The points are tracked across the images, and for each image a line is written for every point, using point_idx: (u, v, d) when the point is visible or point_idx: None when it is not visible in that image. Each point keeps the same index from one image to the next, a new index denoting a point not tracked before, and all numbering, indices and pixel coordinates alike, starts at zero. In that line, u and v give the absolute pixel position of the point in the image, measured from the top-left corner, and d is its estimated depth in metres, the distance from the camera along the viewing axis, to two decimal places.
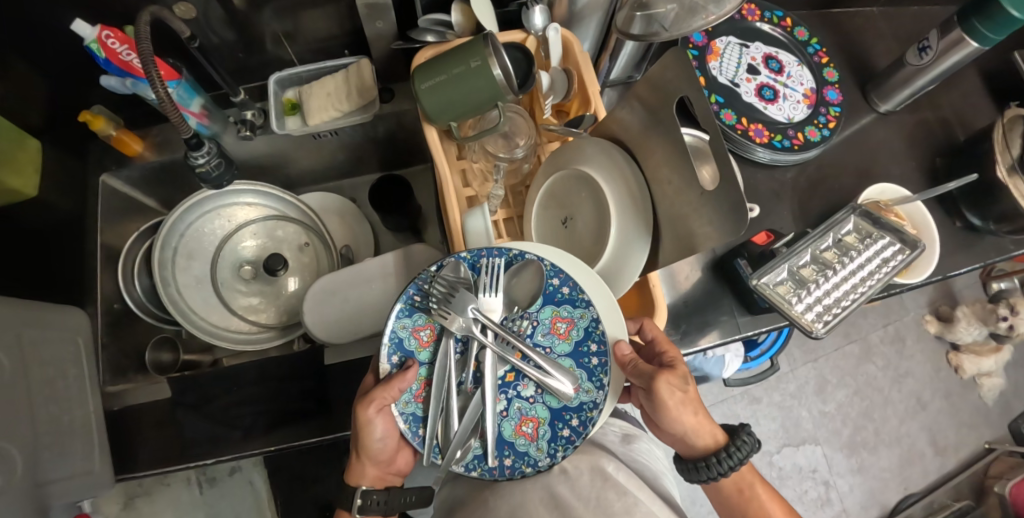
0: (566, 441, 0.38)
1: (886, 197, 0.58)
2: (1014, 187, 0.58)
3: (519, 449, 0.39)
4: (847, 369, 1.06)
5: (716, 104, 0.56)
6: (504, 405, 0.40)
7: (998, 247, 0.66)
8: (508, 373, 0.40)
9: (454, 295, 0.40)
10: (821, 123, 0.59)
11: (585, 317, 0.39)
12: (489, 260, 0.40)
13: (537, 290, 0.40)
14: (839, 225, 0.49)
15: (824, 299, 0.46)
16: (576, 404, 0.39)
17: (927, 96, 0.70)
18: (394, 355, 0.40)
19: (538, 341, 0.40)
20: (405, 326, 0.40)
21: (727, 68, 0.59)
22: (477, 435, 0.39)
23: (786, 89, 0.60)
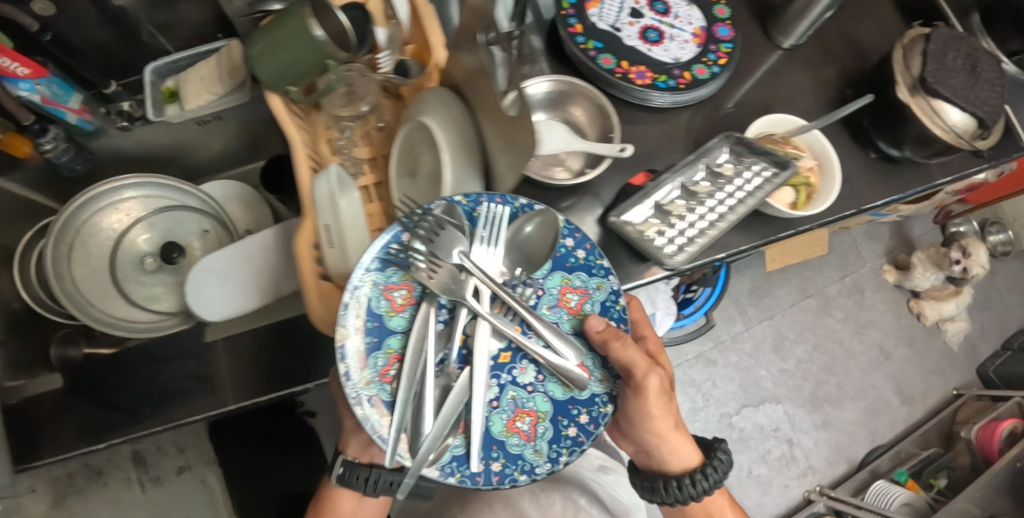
0: (572, 442, 0.41)
1: (781, 129, 0.56)
2: (917, 106, 0.56)
3: (510, 449, 0.40)
4: (805, 324, 1.04)
5: (594, 50, 0.55)
6: (497, 393, 0.41)
7: (918, 177, 0.64)
8: (502, 355, 0.42)
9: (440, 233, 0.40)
10: (710, 60, 0.58)
11: (601, 289, 0.44)
12: (487, 208, 0.42)
13: (542, 253, 0.43)
14: (711, 153, 0.47)
15: (688, 231, 0.45)
16: (587, 397, 0.42)
17: (836, 28, 0.68)
18: (365, 319, 0.39)
19: (547, 314, 0.43)
20: (376, 283, 0.39)
21: (607, 14, 0.58)
22: (458, 432, 0.39)
23: (672, 29, 0.58)
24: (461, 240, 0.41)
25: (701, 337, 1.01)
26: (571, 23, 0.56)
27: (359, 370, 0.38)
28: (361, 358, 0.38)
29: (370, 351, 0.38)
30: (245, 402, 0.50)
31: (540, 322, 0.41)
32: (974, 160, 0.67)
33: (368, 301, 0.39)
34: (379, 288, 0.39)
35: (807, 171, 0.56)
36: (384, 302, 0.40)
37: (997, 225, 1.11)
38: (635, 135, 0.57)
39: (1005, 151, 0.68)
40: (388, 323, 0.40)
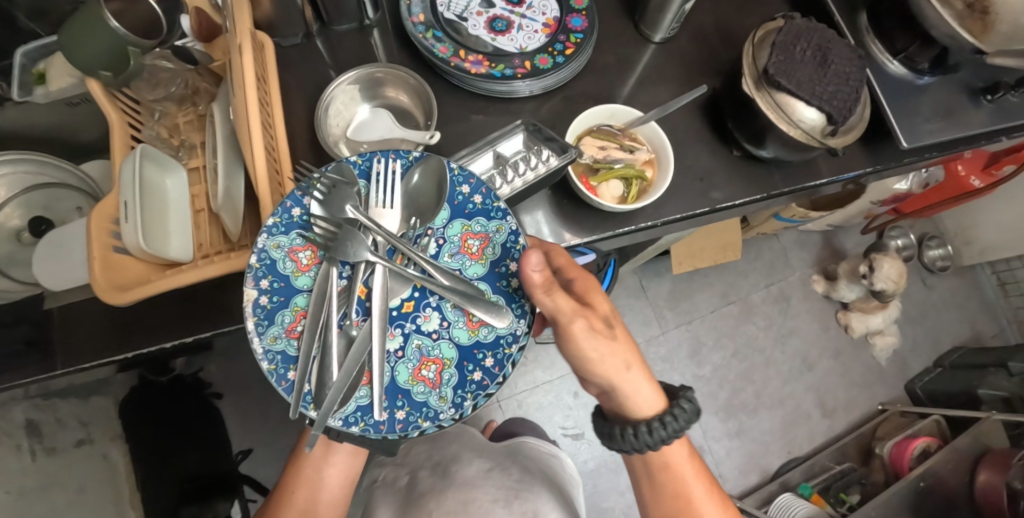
0: (476, 386, 0.40)
1: (616, 120, 0.55)
2: (761, 100, 0.54)
3: (415, 400, 0.39)
4: (724, 330, 1.02)
5: (432, 39, 0.56)
6: (400, 343, 0.41)
7: (784, 176, 0.62)
8: (406, 304, 0.41)
9: (336, 191, 0.42)
10: (556, 50, 0.58)
11: (500, 232, 0.43)
12: (383, 169, 0.43)
13: (436, 201, 0.43)
14: (500, 139, 0.46)
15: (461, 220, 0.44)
16: (492, 341, 0.41)
17: (714, 22, 0.67)
18: (263, 277, 0.39)
19: (449, 262, 0.43)
20: (279, 246, 0.40)
21: (456, 4, 0.58)
22: (362, 383, 0.39)
23: (523, 19, 0.59)
24: (357, 199, 0.42)
25: None
26: (414, 13, 0.57)
27: (265, 330, 0.38)
28: (268, 318, 0.38)
29: (276, 310, 0.39)
30: (72, 367, 0.54)
31: (434, 268, 0.41)
32: (853, 161, 0.65)
33: (271, 262, 0.39)
34: (283, 251, 0.40)
35: (643, 165, 0.54)
36: (289, 263, 0.40)
37: (936, 240, 1.11)
38: (475, 125, 0.58)
39: (886, 155, 0.66)
40: (294, 283, 0.40)
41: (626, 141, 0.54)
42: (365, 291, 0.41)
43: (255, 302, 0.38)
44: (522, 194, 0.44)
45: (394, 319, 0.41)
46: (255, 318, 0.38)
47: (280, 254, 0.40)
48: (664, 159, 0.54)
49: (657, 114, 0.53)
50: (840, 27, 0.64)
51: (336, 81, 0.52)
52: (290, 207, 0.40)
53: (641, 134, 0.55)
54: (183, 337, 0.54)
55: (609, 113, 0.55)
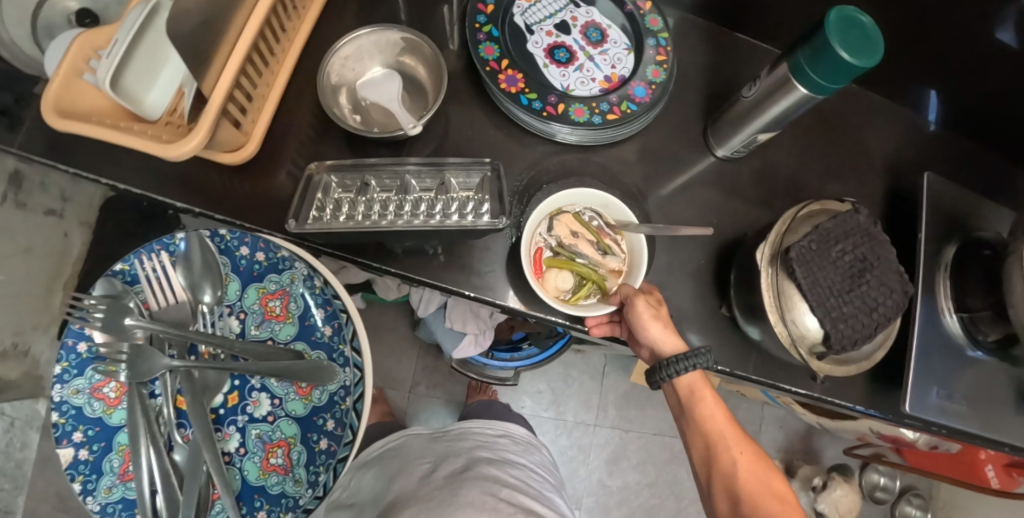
0: (324, 455, 0.53)
1: (608, 212, 0.50)
2: (764, 275, 0.47)
3: (269, 492, 0.54)
4: (654, 458, 0.98)
5: (485, 34, 0.52)
6: (244, 435, 0.55)
7: (764, 363, 0.54)
8: (231, 397, 0.55)
9: (112, 312, 0.51)
10: (599, 109, 0.52)
11: (292, 283, 0.54)
12: (150, 264, 0.53)
13: (216, 283, 0.54)
14: (456, 171, 0.48)
15: (368, 215, 0.45)
16: (327, 398, 0.53)
17: (788, 170, 0.59)
18: (80, 439, 0.51)
19: (257, 331, 0.54)
20: (77, 392, 0.51)
21: (533, 14, 0.55)
22: (212, 497, 0.52)
23: (586, 61, 0.54)
24: (133, 306, 0.52)
25: (545, 403, 0.96)
26: (485, 0, 0.54)
27: (96, 485, 0.51)
28: (95, 470, 0.51)
29: (100, 458, 0.51)
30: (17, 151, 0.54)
31: (240, 351, 0.51)
32: (851, 390, 0.55)
33: (77, 411, 0.51)
34: (84, 394, 0.51)
35: (608, 273, 0.50)
36: (97, 403, 0.52)
37: (919, 500, 1.03)
38: (481, 140, 0.54)
39: (889, 403, 0.56)
40: (107, 419, 0.52)
41: (603, 239, 0.49)
42: (179, 397, 0.54)
43: (76, 460, 0.50)
44: (434, 228, 0.45)
45: (227, 416, 0.55)
46: (82, 476, 0.50)
47: (87, 400, 0.51)
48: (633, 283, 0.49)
49: (649, 230, 0.48)
50: (917, 245, 0.55)
51: (364, 32, 0.51)
52: (76, 347, 0.52)
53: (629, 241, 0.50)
54: (116, 183, 0.54)
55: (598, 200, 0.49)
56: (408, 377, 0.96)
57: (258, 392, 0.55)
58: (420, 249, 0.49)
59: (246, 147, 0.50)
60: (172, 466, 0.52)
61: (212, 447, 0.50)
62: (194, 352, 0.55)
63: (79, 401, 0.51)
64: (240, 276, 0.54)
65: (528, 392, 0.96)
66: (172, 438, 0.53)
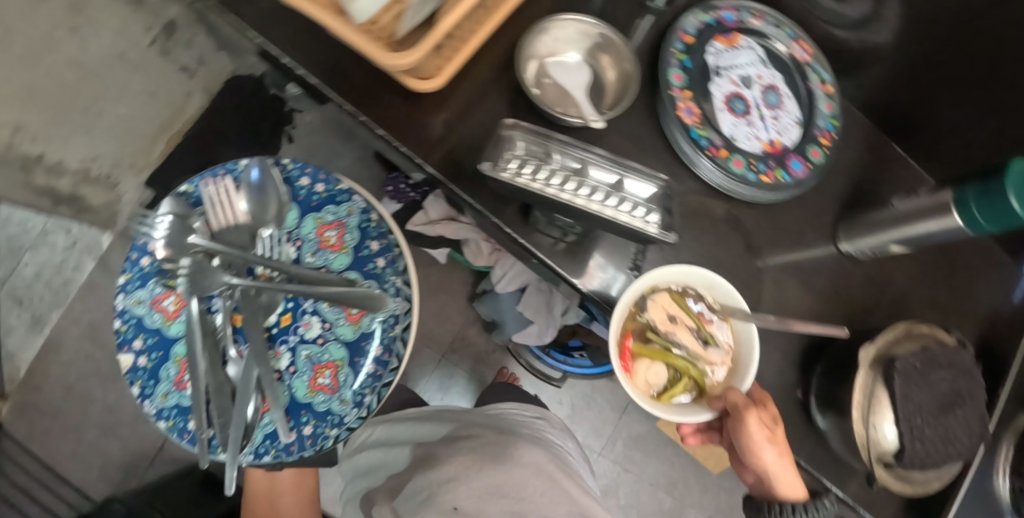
0: (373, 375, 0.63)
1: (715, 293, 0.51)
2: (860, 375, 0.49)
3: (315, 404, 0.63)
4: (640, 505, 0.99)
5: (679, 61, 0.55)
6: (291, 353, 0.63)
7: (818, 457, 0.55)
8: (284, 318, 0.63)
9: (178, 229, 0.58)
10: (756, 167, 0.55)
11: (350, 214, 0.64)
12: (216, 185, 0.61)
13: (275, 209, 0.62)
14: (634, 174, 0.44)
15: (539, 179, 0.42)
16: (377, 327, 0.63)
17: (899, 289, 0.60)
18: (146, 346, 0.63)
19: (315, 257, 0.63)
20: (144, 303, 0.62)
21: (724, 59, 0.57)
22: (264, 407, 0.61)
23: (758, 120, 0.56)
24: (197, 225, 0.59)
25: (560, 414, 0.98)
26: (688, 32, 0.56)
27: (155, 388, 0.63)
28: (154, 375, 0.63)
29: (160, 365, 0.63)
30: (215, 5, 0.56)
31: (297, 272, 0.60)
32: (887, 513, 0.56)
33: (138, 320, 0.63)
34: (150, 306, 0.63)
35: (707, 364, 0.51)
36: (159, 314, 0.63)
37: None
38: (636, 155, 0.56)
39: None
40: (166, 330, 0.63)
41: (704, 327, 0.51)
42: (235, 315, 0.61)
43: (139, 363, 0.63)
44: (598, 219, 0.41)
45: (281, 334, 0.63)
46: (144, 379, 0.62)
47: (147, 311, 0.63)
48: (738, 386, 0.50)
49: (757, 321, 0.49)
50: (997, 403, 0.56)
51: (589, 19, 0.52)
52: (138, 262, 0.63)
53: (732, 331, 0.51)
54: (298, 66, 0.56)
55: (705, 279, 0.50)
56: (445, 342, 0.99)
57: (309, 316, 0.63)
58: (554, 235, 0.52)
59: (425, 86, 0.51)
60: (231, 376, 0.60)
61: (267, 365, 0.59)
62: (253, 273, 0.61)
63: (142, 310, 0.63)
64: (300, 206, 0.64)
65: (548, 398, 0.98)
66: (226, 351, 0.60)
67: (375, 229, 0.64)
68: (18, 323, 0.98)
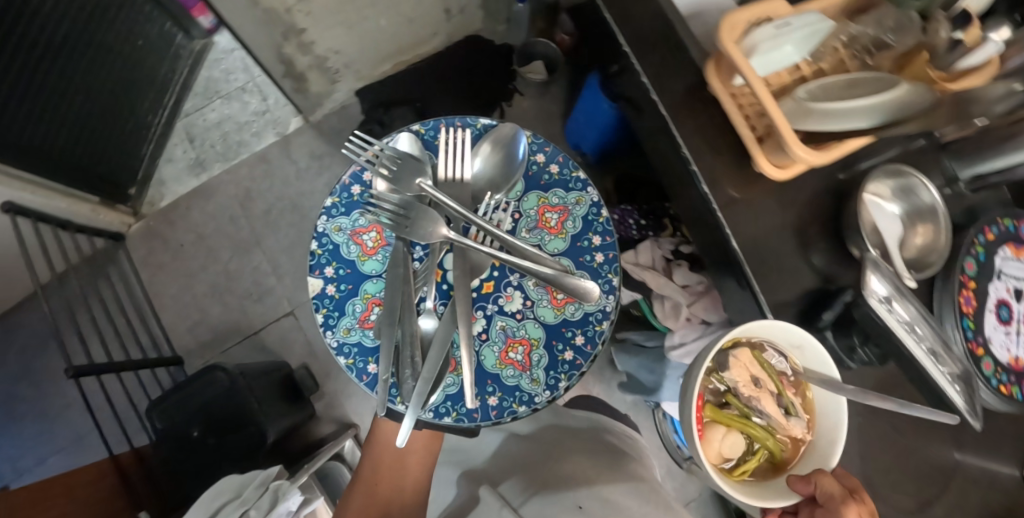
0: (564, 364, 0.67)
1: (802, 354, 0.49)
2: None
3: (500, 376, 0.67)
4: None
5: (975, 252, 0.58)
6: (484, 320, 0.67)
7: None
8: (487, 285, 0.68)
9: (404, 169, 0.66)
10: (1000, 376, 0.57)
11: (575, 202, 0.71)
12: (455, 134, 0.70)
13: (506, 177, 0.70)
14: (951, 352, 0.47)
15: (892, 316, 0.47)
16: (576, 319, 0.68)
17: None
18: (333, 280, 0.69)
19: (530, 234, 0.70)
20: (342, 231, 0.70)
21: (1008, 267, 0.60)
22: (451, 366, 0.65)
23: (1015, 334, 0.59)
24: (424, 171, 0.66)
25: None
26: (992, 229, 0.59)
27: (337, 322, 0.68)
28: (337, 308, 0.68)
29: (346, 298, 0.68)
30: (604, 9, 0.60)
31: (512, 243, 0.63)
32: None
33: (334, 249, 0.69)
34: (348, 236, 0.70)
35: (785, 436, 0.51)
36: (355, 247, 0.69)
37: None
38: None
39: None
40: (359, 264, 0.69)
41: (786, 394, 0.51)
42: (439, 270, 0.66)
43: (324, 293, 0.68)
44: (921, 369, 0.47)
45: (481, 299, 0.68)
46: (327, 309, 0.68)
47: (346, 241, 0.70)
48: (814, 460, 0.49)
49: (846, 392, 0.46)
50: None
51: (921, 178, 0.55)
52: (348, 189, 0.71)
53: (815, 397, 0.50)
54: (652, 88, 0.60)
55: (793, 342, 0.48)
56: None
57: (512, 290, 0.68)
58: (838, 354, 0.52)
59: (767, 170, 0.52)
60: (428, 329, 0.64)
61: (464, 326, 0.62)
62: (467, 232, 0.67)
63: (338, 240, 0.70)
64: (528, 182, 0.71)
65: None
66: (424, 298, 0.65)
67: (600, 226, 0.70)
68: (182, 159, 1.03)
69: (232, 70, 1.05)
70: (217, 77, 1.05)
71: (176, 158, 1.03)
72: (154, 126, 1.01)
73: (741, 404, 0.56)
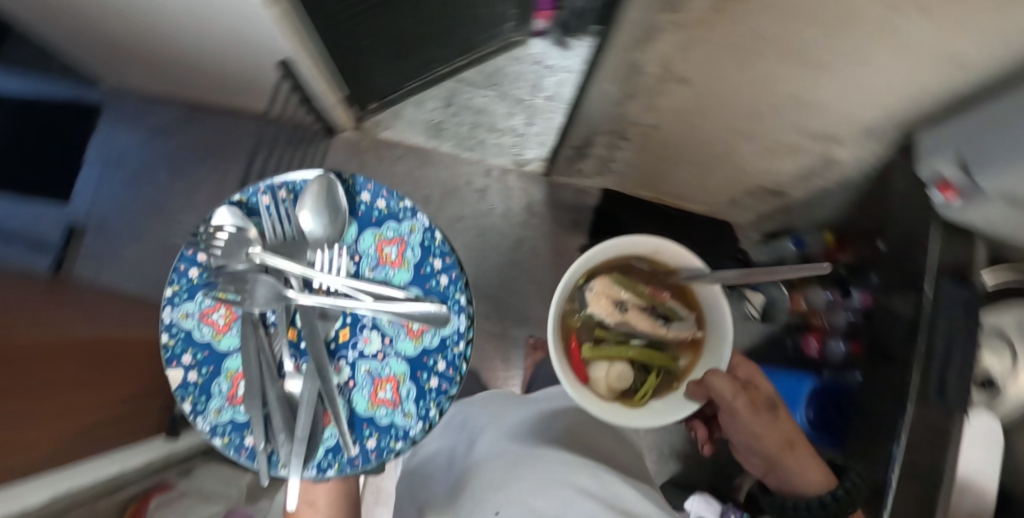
0: (431, 396, 0.70)
1: (655, 251, 0.67)
2: None
3: (376, 419, 0.70)
4: None
5: None
6: (349, 369, 0.70)
7: None
8: (343, 332, 0.70)
9: (236, 247, 0.65)
10: None
11: (411, 229, 0.72)
12: (274, 200, 0.68)
13: (336, 220, 0.69)
14: None
15: None
16: (434, 343, 0.71)
17: None
18: (189, 366, 0.67)
19: (374, 273, 0.71)
20: (186, 315, 0.67)
21: None
22: (325, 421, 0.68)
23: None
24: (252, 239, 0.66)
25: None
26: None
27: (206, 405, 0.67)
28: (205, 391, 0.67)
29: (208, 381, 0.67)
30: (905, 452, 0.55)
31: (365, 289, 0.69)
32: None
33: (187, 335, 0.67)
34: (195, 318, 0.67)
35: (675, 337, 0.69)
36: (206, 328, 0.67)
37: None
38: None
39: None
40: (215, 343, 0.67)
41: (659, 304, 0.69)
42: (291, 330, 0.69)
43: (184, 381, 0.66)
44: None
45: (342, 347, 0.70)
46: (192, 395, 0.66)
47: (195, 324, 0.67)
48: (706, 357, 0.67)
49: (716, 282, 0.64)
50: None
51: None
52: (185, 274, 0.67)
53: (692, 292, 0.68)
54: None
55: (648, 248, 0.67)
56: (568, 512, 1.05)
57: (370, 331, 0.70)
58: None
59: None
60: (294, 396, 0.67)
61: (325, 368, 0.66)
62: (309, 286, 0.69)
63: (189, 324, 0.67)
64: (359, 221, 0.71)
65: None
66: (285, 362, 0.68)
67: (437, 247, 0.72)
68: (428, 113, 1.04)
69: (523, 79, 1.05)
70: (510, 75, 1.05)
71: (424, 108, 1.04)
72: (434, 73, 1.01)
73: (614, 334, 0.72)
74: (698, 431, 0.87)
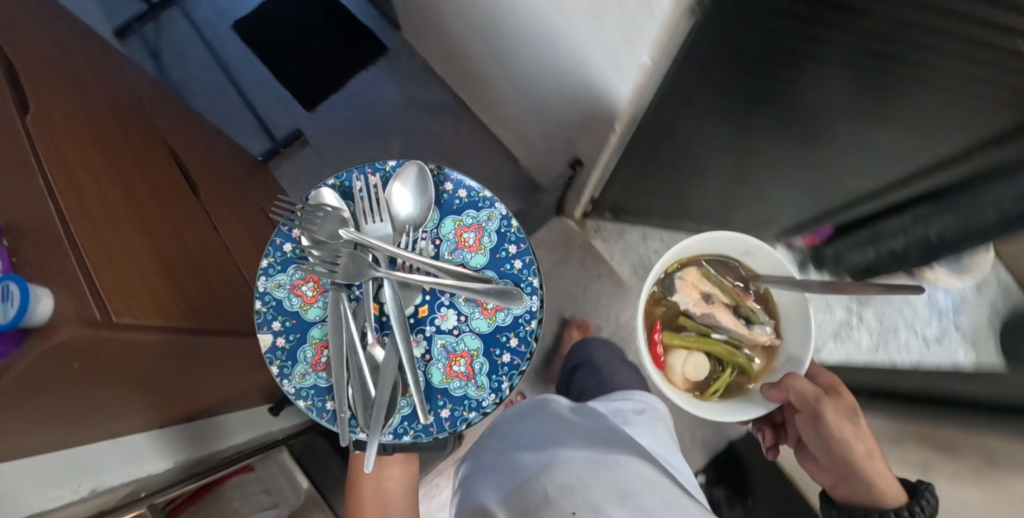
0: (502, 371, 0.62)
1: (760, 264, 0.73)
2: None
3: (451, 392, 0.62)
4: None
5: None
6: (424, 343, 0.62)
7: None
8: (421, 309, 0.62)
9: (330, 223, 0.62)
10: None
11: (490, 218, 0.64)
12: (366, 184, 0.64)
13: (422, 208, 0.64)
14: None
15: None
16: (507, 323, 0.63)
17: None
18: (279, 328, 0.61)
19: (452, 258, 0.64)
20: (279, 286, 0.62)
21: None
22: (403, 390, 0.60)
23: None
24: (347, 219, 0.62)
25: None
26: None
27: (291, 370, 0.61)
28: (291, 358, 0.61)
29: (296, 348, 0.61)
30: None
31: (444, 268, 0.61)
32: None
33: (277, 303, 0.61)
34: (285, 289, 0.62)
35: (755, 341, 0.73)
36: (295, 299, 0.61)
37: None
38: None
39: None
40: (303, 313, 0.61)
41: (741, 305, 0.75)
42: (374, 305, 0.61)
43: (273, 346, 0.61)
44: None
45: (419, 324, 0.62)
46: (280, 360, 0.60)
47: (286, 294, 0.61)
48: (783, 362, 0.71)
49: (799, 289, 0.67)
50: None
51: None
52: (280, 247, 0.62)
53: (775, 299, 0.73)
54: None
55: (740, 251, 0.73)
56: None
57: (445, 308, 0.62)
58: None
59: None
60: (373, 362, 0.59)
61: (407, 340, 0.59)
62: (394, 265, 0.63)
63: (279, 293, 0.61)
64: (441, 207, 0.65)
65: None
66: (363, 332, 0.60)
67: (514, 233, 0.64)
68: (648, 251, 1.04)
69: None
70: None
71: (647, 244, 1.05)
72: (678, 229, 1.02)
73: (697, 324, 0.79)
74: (764, 435, 0.81)
